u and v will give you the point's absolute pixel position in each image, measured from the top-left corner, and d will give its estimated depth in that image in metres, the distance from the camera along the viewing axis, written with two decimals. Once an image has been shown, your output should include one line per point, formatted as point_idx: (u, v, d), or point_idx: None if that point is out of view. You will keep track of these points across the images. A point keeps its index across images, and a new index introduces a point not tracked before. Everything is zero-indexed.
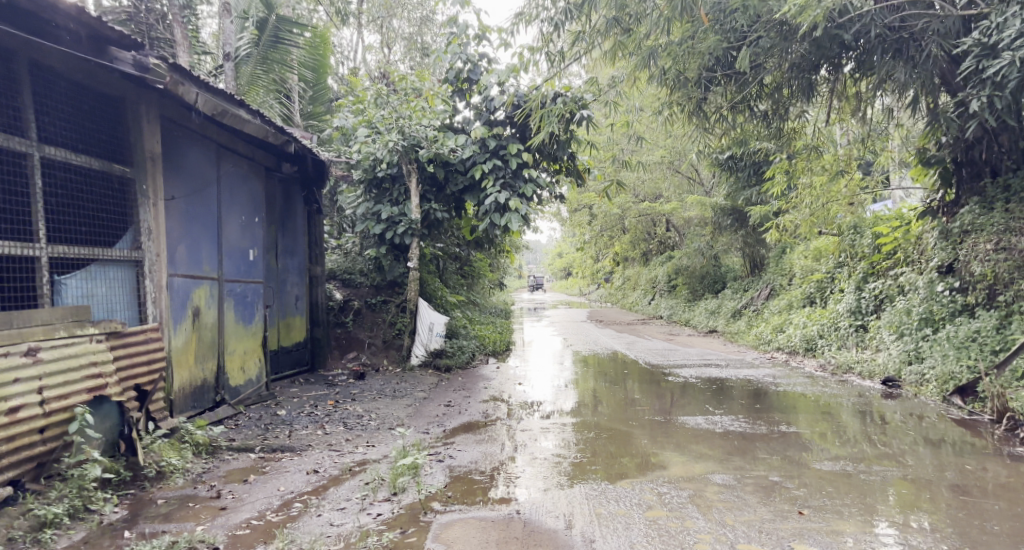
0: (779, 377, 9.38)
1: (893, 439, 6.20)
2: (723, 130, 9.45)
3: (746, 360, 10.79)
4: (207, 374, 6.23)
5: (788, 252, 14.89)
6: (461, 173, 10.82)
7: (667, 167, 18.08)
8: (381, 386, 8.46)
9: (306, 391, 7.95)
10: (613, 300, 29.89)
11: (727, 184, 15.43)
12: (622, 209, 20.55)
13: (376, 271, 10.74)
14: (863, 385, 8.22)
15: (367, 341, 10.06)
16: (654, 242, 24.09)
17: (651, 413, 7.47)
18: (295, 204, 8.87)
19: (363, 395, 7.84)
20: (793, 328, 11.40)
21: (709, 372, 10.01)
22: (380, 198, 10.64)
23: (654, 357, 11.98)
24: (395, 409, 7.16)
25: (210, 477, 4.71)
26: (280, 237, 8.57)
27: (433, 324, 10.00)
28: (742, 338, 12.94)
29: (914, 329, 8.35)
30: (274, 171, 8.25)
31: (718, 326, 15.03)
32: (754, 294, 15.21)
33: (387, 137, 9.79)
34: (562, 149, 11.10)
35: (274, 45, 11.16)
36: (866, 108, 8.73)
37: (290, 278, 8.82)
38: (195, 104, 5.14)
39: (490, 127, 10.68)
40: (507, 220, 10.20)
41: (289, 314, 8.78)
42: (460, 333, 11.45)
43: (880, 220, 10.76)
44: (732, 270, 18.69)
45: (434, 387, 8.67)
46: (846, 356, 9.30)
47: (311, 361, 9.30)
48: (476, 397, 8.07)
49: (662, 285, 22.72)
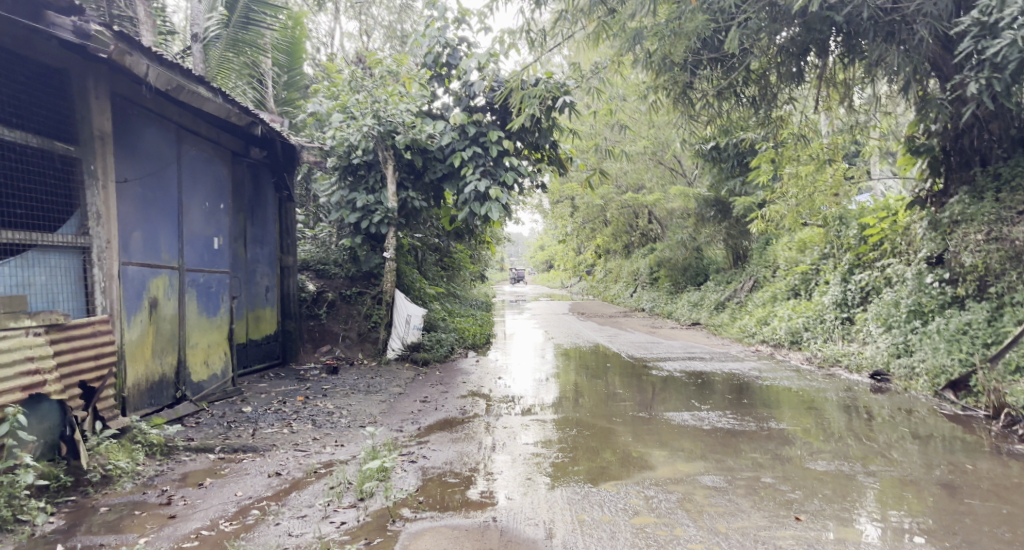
0: (765, 370, 9.18)
1: (886, 435, 6.00)
2: (709, 117, 9.20)
3: (730, 353, 10.60)
4: (166, 369, 5.86)
5: (772, 244, 14.76)
6: (439, 160, 10.48)
7: (650, 157, 17.87)
8: (354, 380, 8.13)
9: (274, 387, 7.59)
10: (594, 293, 29.72)
11: (711, 174, 15.25)
12: (604, 200, 20.33)
13: (350, 261, 10.39)
14: (851, 379, 8.04)
15: (342, 335, 9.71)
16: (636, 234, 23.93)
17: (634, 408, 7.22)
18: (265, 190, 8.49)
19: (335, 391, 7.50)
20: (778, 321, 11.23)
21: (694, 366, 9.78)
22: (356, 186, 10.24)
23: (637, 350, 11.73)
24: (368, 406, 6.84)
25: (162, 481, 4.38)
26: (249, 225, 8.19)
27: (410, 316, 9.63)
28: (726, 331, 12.77)
29: (902, 321, 8.19)
30: (241, 156, 7.86)
31: (701, 319, 14.86)
32: (737, 286, 15.06)
33: (361, 121, 9.46)
34: (544, 137, 10.84)
35: (245, 27, 10.61)
36: (854, 95, 8.53)
37: (259, 268, 8.44)
38: (146, 78, 4.77)
39: (470, 113, 10.35)
40: (488, 209, 9.90)
41: (258, 306, 8.40)
42: (439, 325, 11.14)
43: (866, 211, 10.60)
44: (715, 262, 18.55)
45: (411, 382, 8.35)
46: (832, 349, 9.13)
47: (282, 355, 8.93)
48: (454, 392, 7.77)
49: (644, 277, 22.56)
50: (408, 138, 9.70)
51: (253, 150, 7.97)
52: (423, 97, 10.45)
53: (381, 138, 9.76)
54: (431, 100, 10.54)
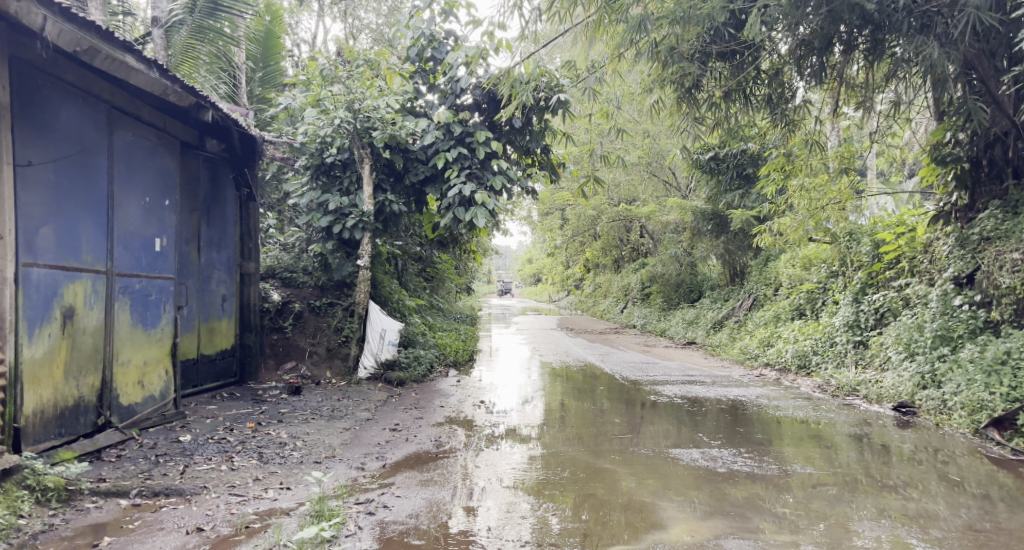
0: (773, 397, 8.36)
1: (926, 482, 5.22)
2: (717, 119, 8.47)
3: (733, 377, 9.79)
4: (85, 391, 4.97)
5: (772, 260, 14.05)
6: (421, 162, 9.70)
7: (645, 168, 17.19)
8: (317, 403, 7.22)
9: (224, 410, 6.67)
10: (582, 308, 28.92)
11: (708, 186, 14.57)
12: (597, 211, 19.60)
13: (320, 268, 9.42)
14: (871, 410, 7.25)
15: (308, 350, 8.80)
16: (627, 248, 23.22)
17: (634, 439, 6.36)
18: (226, 188, 7.68)
19: (294, 416, 6.59)
20: (783, 342, 10.48)
21: (695, 391, 8.95)
22: (329, 187, 9.39)
23: (631, 371, 10.88)
24: (328, 435, 5.94)
25: (48, 541, 3.60)
26: (204, 226, 7.37)
27: (385, 331, 8.74)
28: (725, 352, 11.99)
29: (926, 348, 7.42)
30: (196, 148, 7.08)
31: (697, 338, 14.10)
32: (734, 304, 14.32)
33: (334, 113, 8.74)
34: (535, 141, 10.12)
35: (213, 14, 9.69)
36: (873, 101, 7.87)
37: (215, 274, 7.58)
38: (41, 28, 4.12)
39: (455, 112, 9.59)
40: (473, 215, 9.08)
41: (211, 317, 7.50)
42: (418, 341, 10.26)
43: (879, 226, 9.90)
44: (710, 278, 17.83)
45: (381, 406, 7.47)
46: (847, 374, 8.36)
47: (240, 373, 8.00)
48: (429, 418, 6.89)
49: (635, 293, 21.80)
50: (386, 134, 8.84)
51: (208, 141, 7.19)
52: (405, 94, 9.67)
53: (358, 136, 8.97)
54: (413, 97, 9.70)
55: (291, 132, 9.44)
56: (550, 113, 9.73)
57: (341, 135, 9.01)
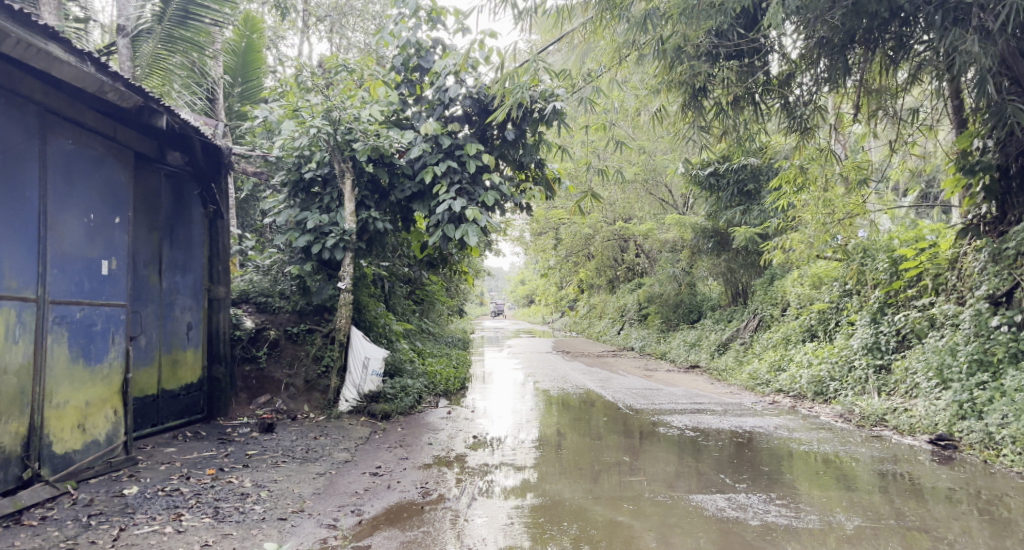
0: (793, 428, 7.67)
1: (986, 534, 4.57)
2: (724, 128, 7.91)
3: (744, 405, 9.11)
4: (4, 441, 4.31)
5: (777, 279, 13.44)
6: (408, 177, 9.08)
7: (641, 185, 16.68)
8: (291, 443, 6.49)
9: (183, 453, 5.86)
10: (577, 329, 28.21)
11: (708, 202, 14.04)
12: (593, 229, 19.02)
13: (299, 292, 8.70)
14: (903, 442, 6.57)
15: (285, 382, 8.06)
16: (622, 268, 22.66)
17: (646, 481, 5.64)
18: (194, 206, 7.02)
19: (262, 458, 5.84)
20: (795, 367, 9.84)
21: (706, 421, 8.24)
22: (309, 205, 8.73)
23: (634, 397, 10.15)
24: (299, 483, 5.20)
25: None
26: (167, 247, 6.70)
27: (369, 359, 8.12)
28: (733, 376, 11.33)
29: (963, 373, 6.78)
30: (156, 161, 6.46)
31: (701, 361, 13.42)
32: (739, 325, 13.68)
33: (309, 122, 8.12)
34: (529, 155, 9.54)
35: (182, 23, 9.00)
36: (891, 106, 7.36)
37: (179, 300, 6.87)
38: None
39: (444, 124, 9.02)
40: (463, 233, 8.45)
41: (173, 348, 6.77)
42: (406, 369, 9.54)
43: (897, 241, 9.31)
44: (709, 298, 17.24)
45: (363, 444, 6.73)
46: (872, 402, 7.70)
47: (207, 409, 7.26)
48: (415, 458, 6.16)
49: (631, 314, 21.14)
50: (369, 146, 8.19)
51: (169, 154, 6.56)
52: (390, 105, 9.08)
53: (338, 148, 8.37)
54: (399, 106, 9.25)
55: (268, 145, 8.82)
56: (545, 125, 9.15)
57: (321, 149, 8.38)
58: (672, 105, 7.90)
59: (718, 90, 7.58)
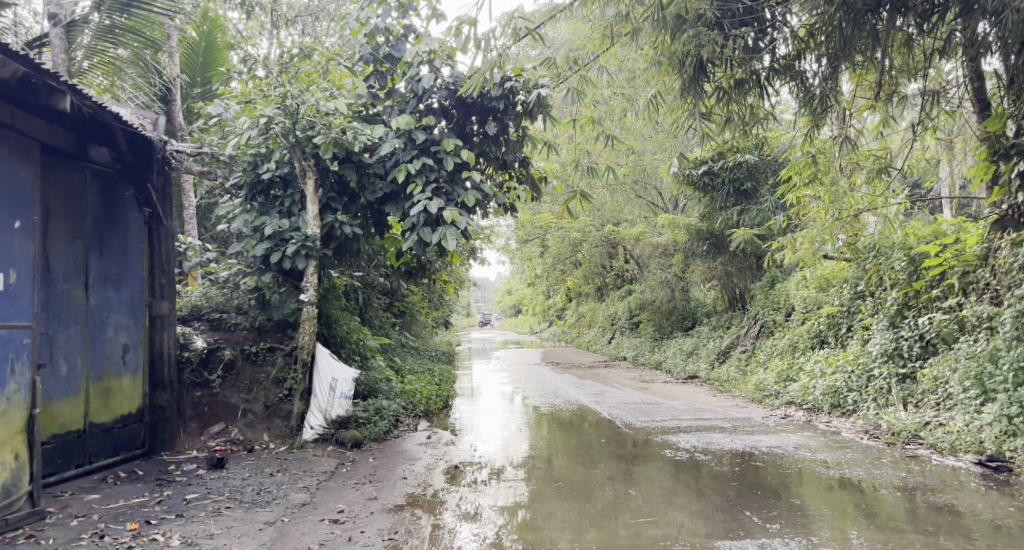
0: (816, 448, 6.88)
1: None
2: (727, 115, 7.15)
3: (755, 421, 8.34)
4: None
5: (778, 282, 12.70)
6: (379, 178, 8.23)
7: (631, 187, 16.07)
8: (241, 482, 5.58)
9: (107, 501, 4.86)
10: (566, 339, 27.34)
11: (702, 203, 13.34)
12: (582, 233, 18.27)
13: (257, 306, 7.77)
14: (946, 464, 5.89)
15: (242, 409, 7.14)
16: (611, 275, 21.91)
17: (665, 526, 4.94)
18: (131, 210, 6.13)
19: (203, 503, 4.89)
20: (807, 377, 9.14)
21: (716, 441, 7.40)
22: (267, 209, 7.88)
23: (633, 413, 9.32)
24: (241, 538, 4.26)
25: None
26: (96, 258, 5.79)
27: (336, 381, 7.13)
28: (736, 388, 10.58)
29: (1011, 384, 6.14)
30: (79, 158, 5.58)
31: (700, 371, 12.62)
32: (739, 332, 12.90)
33: (258, 111, 7.33)
34: (512, 152, 8.76)
35: (126, 11, 7.93)
36: (900, 87, 6.83)
37: (112, 318, 5.95)
38: None
39: (417, 119, 8.24)
40: (441, 236, 7.60)
41: (104, 374, 5.84)
42: (381, 389, 8.66)
43: (913, 239, 8.62)
44: (704, 304, 16.49)
45: (329, 479, 5.85)
46: (902, 417, 6.97)
47: (149, 442, 6.31)
48: (386, 498, 5.25)
49: (622, 322, 20.31)
50: (330, 140, 7.33)
51: (94, 149, 5.68)
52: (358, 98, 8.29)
53: (299, 145, 7.63)
54: (369, 99, 8.41)
55: (221, 144, 7.94)
56: (529, 117, 8.38)
57: (280, 147, 7.60)
58: (670, 90, 7.12)
59: (719, 73, 6.84)
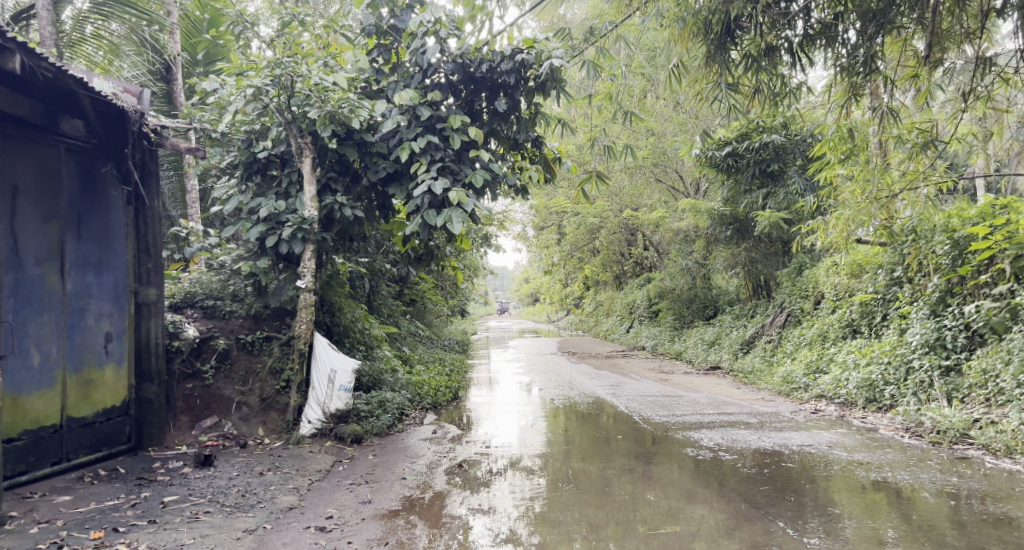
0: (852, 447, 6.36)
1: None
2: (756, 86, 6.56)
3: (783, 416, 7.81)
4: None
5: (806, 268, 12.10)
6: (383, 157, 7.77)
7: (650, 171, 15.49)
8: (227, 482, 5.16)
9: (76, 504, 4.44)
10: (583, 328, 26.84)
11: (726, 186, 12.73)
12: (600, 219, 17.72)
13: (253, 293, 7.37)
14: (1002, 468, 5.42)
15: (237, 402, 6.74)
16: (629, 262, 21.35)
17: (689, 541, 4.39)
18: (113, 190, 5.72)
19: (180, 507, 4.46)
20: (839, 369, 8.59)
21: (741, 438, 6.85)
22: (263, 190, 7.45)
23: (652, 406, 8.82)
24: None
25: None
26: (73, 241, 5.38)
27: (336, 372, 6.77)
28: (762, 379, 10.05)
29: None
30: (50, 132, 5.19)
31: (723, 362, 12.07)
32: (763, 321, 12.31)
33: (248, 80, 6.87)
34: (524, 130, 8.26)
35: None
36: (950, 52, 6.18)
37: (93, 305, 5.54)
38: None
39: (422, 94, 7.77)
40: (446, 219, 7.13)
41: (84, 365, 5.44)
42: (386, 380, 8.25)
43: (957, 222, 8.02)
44: (727, 292, 15.91)
45: (324, 479, 5.43)
46: (947, 414, 6.46)
47: (136, 437, 5.91)
48: (381, 501, 4.81)
49: (641, 310, 19.76)
50: (325, 114, 6.94)
51: (66, 122, 5.28)
52: (359, 73, 7.85)
53: (295, 122, 7.23)
54: (370, 75, 7.92)
55: (215, 121, 7.49)
56: (543, 91, 7.88)
57: (273, 121, 7.27)
58: (693, 59, 6.55)
59: (748, 39, 6.26)
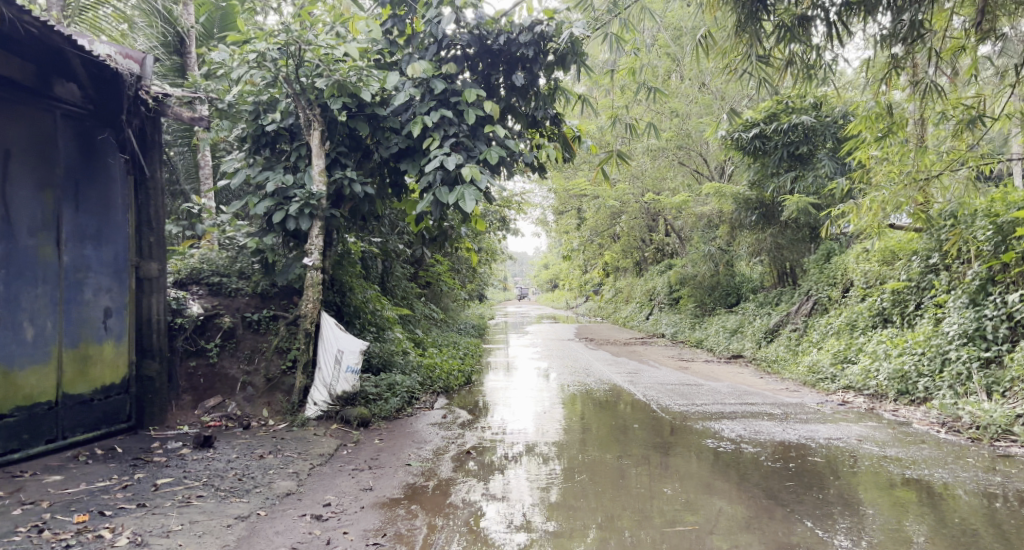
0: (884, 442, 6.01)
1: None
2: (788, 57, 6.15)
3: (809, 408, 7.45)
4: None
5: (835, 255, 11.65)
6: (395, 132, 7.48)
7: (674, 153, 15.05)
8: (225, 464, 4.96)
9: (66, 485, 4.25)
10: (602, 315, 26.48)
11: (752, 169, 12.28)
12: (621, 203, 17.32)
13: (261, 270, 7.15)
14: None
15: (241, 382, 6.56)
16: (650, 248, 20.94)
17: (709, 539, 4.09)
18: (112, 159, 5.50)
19: (172, 490, 4.25)
20: (869, 359, 8.21)
21: (765, 430, 6.51)
22: (272, 165, 7.21)
23: (671, 394, 8.50)
24: (202, 536, 3.61)
25: None
26: (70, 211, 5.18)
27: (342, 353, 6.51)
28: (786, 369, 9.67)
29: None
30: (44, 96, 4.97)
31: (745, 350, 11.69)
32: (789, 309, 11.89)
33: (254, 48, 6.60)
34: (543, 106, 7.91)
35: None
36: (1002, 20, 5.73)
37: (91, 279, 5.34)
38: None
39: (437, 66, 7.45)
40: (459, 196, 6.84)
41: (82, 340, 5.26)
42: (397, 363, 8.02)
43: (1000, 207, 7.57)
44: (750, 279, 15.47)
45: (327, 463, 5.21)
46: (988, 409, 6.09)
47: (136, 416, 5.74)
48: (382, 489, 4.58)
49: (661, 297, 19.37)
50: (333, 83, 6.67)
51: (60, 85, 5.06)
52: (372, 44, 7.54)
53: (303, 93, 6.99)
54: (383, 47, 7.61)
55: (222, 93, 7.25)
56: (563, 65, 7.52)
57: (281, 92, 7.06)
58: (722, 29, 6.15)
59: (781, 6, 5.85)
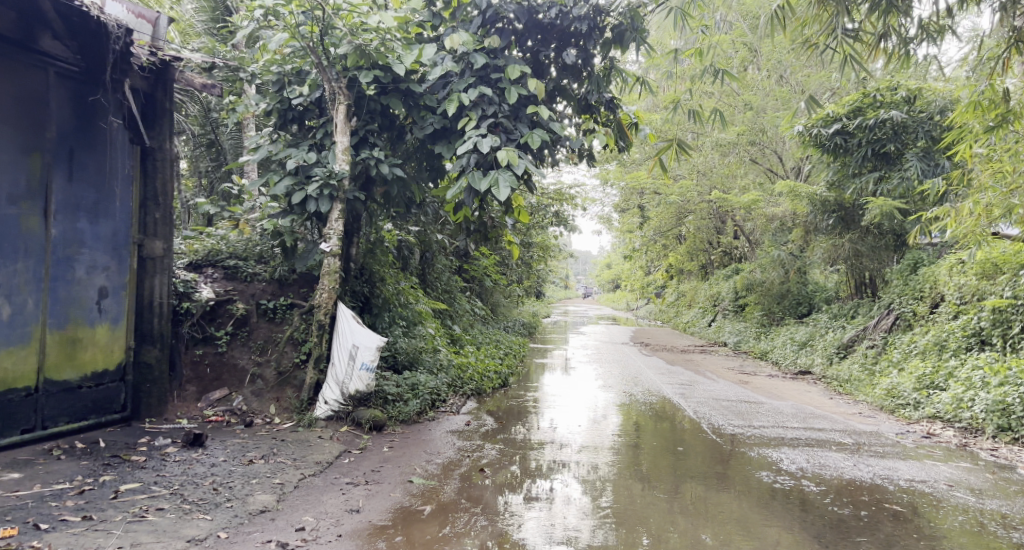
0: (981, 490, 4.98)
1: None
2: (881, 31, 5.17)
3: (887, 439, 6.42)
4: None
5: (923, 265, 10.38)
6: (431, 111, 6.84)
7: (746, 149, 13.93)
8: (207, 468, 4.45)
9: (19, 485, 3.81)
10: (662, 318, 25.32)
11: (831, 168, 11.13)
12: (685, 201, 16.29)
13: (280, 255, 6.67)
14: None
15: (251, 374, 6.09)
16: (717, 251, 19.74)
17: None
18: (109, 124, 5.08)
19: (131, 500, 3.75)
20: (963, 387, 7.06)
21: (832, 463, 5.56)
22: (297, 141, 6.71)
23: (724, 412, 7.59)
24: None
25: None
26: (61, 179, 4.78)
27: (358, 349, 5.91)
28: (861, 391, 8.57)
29: None
30: (29, 51, 4.57)
31: (814, 367, 10.57)
32: (866, 323, 10.69)
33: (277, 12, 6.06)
34: (598, 87, 7.10)
35: None
36: None
37: (85, 255, 4.93)
38: None
39: (481, 39, 6.74)
40: (492, 181, 6.14)
41: (70, 321, 4.84)
42: (422, 361, 7.41)
43: None
44: (824, 288, 14.20)
45: (320, 473, 4.63)
46: None
47: (131, 407, 5.31)
48: (370, 513, 3.95)
49: (725, 303, 18.17)
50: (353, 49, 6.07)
51: (48, 41, 4.64)
52: (413, 14, 6.89)
53: (330, 66, 6.47)
54: (425, 19, 6.86)
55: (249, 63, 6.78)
56: (621, 41, 6.68)
57: (308, 63, 6.67)
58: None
59: None
